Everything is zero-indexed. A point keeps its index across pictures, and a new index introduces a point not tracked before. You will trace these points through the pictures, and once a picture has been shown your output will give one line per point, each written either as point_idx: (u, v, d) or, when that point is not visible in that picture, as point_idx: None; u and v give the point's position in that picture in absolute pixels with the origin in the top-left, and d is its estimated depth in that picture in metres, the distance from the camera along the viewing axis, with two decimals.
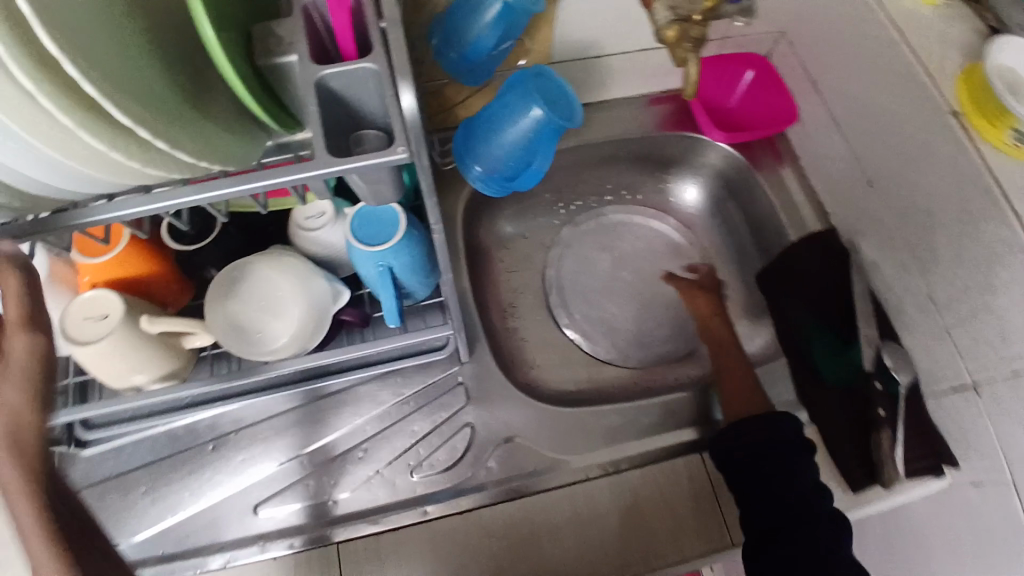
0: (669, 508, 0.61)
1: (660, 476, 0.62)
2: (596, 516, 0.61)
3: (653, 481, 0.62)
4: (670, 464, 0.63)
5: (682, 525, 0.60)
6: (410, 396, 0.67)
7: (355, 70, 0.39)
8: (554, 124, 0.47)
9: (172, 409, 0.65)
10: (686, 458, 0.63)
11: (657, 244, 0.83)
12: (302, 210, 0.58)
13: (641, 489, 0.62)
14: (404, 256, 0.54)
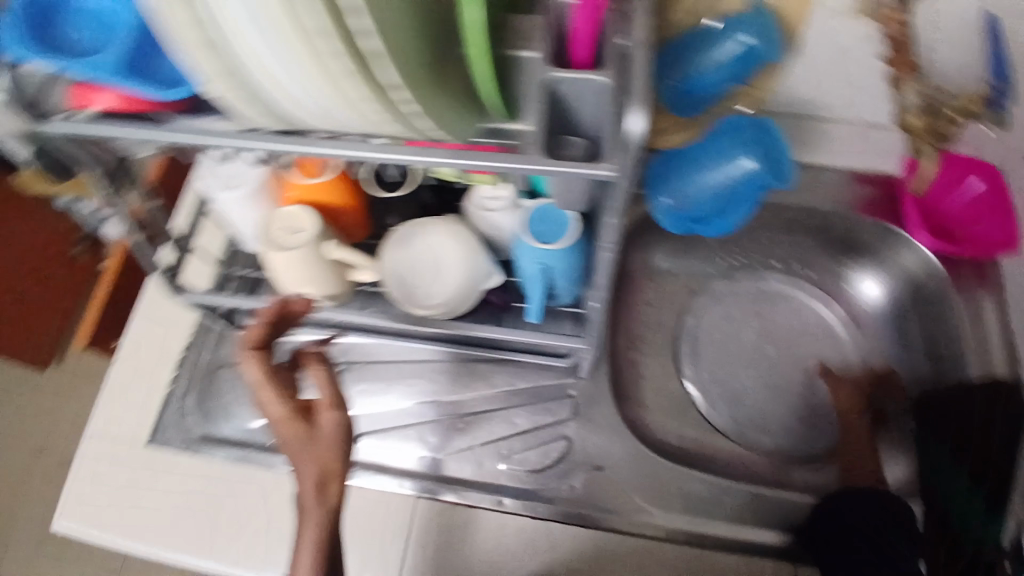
0: None
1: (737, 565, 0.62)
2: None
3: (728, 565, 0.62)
4: (753, 557, 0.62)
5: None
6: (520, 389, 0.68)
7: (586, 79, 0.41)
8: (761, 181, 0.46)
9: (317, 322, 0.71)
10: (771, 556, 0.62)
11: (813, 329, 0.77)
12: (483, 189, 0.61)
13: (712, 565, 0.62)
14: (565, 260, 0.56)
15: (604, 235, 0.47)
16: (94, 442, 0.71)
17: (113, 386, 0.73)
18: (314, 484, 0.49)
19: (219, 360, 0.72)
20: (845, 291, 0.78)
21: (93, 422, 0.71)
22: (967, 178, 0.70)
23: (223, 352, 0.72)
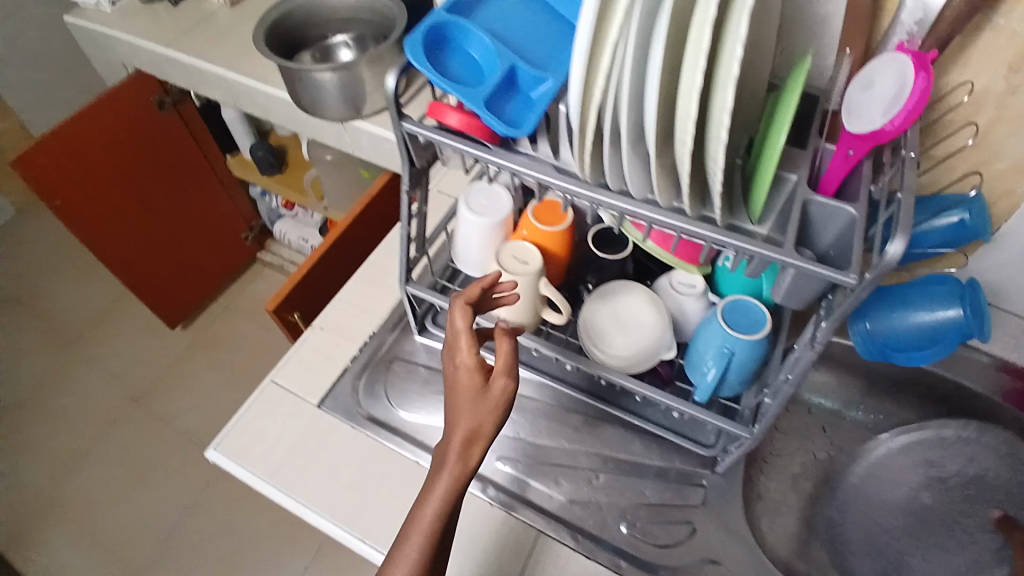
0: None
1: None
2: None
3: None
4: None
5: None
6: (656, 465, 0.73)
7: (836, 207, 0.53)
8: (966, 330, 0.55)
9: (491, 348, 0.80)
10: None
11: None
12: (679, 276, 0.71)
13: None
14: (750, 351, 0.63)
15: (810, 338, 0.54)
16: (274, 387, 0.80)
17: (303, 346, 0.83)
18: (464, 439, 0.55)
19: (398, 353, 0.82)
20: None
21: (279, 369, 0.81)
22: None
23: (404, 347, 0.83)
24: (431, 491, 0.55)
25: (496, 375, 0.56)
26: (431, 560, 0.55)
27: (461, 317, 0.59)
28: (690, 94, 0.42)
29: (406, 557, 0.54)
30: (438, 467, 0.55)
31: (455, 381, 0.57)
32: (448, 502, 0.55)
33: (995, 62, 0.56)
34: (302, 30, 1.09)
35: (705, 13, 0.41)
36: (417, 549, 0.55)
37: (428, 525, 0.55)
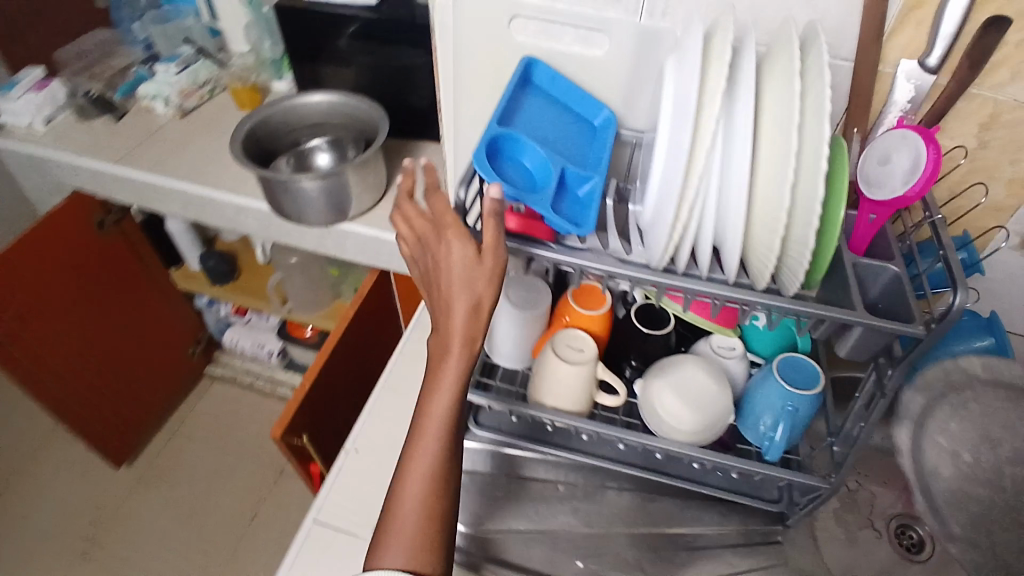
0: None
1: None
2: None
3: None
4: None
5: None
6: (729, 530, 0.76)
7: (881, 267, 0.59)
8: None
9: (544, 440, 0.79)
10: None
11: None
12: (717, 339, 0.74)
13: None
14: (811, 404, 0.66)
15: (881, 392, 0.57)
16: (317, 528, 0.72)
17: (340, 474, 0.77)
18: (466, 311, 0.55)
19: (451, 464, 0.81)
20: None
21: (320, 505, 0.74)
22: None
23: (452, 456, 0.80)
24: (440, 376, 0.57)
25: (487, 251, 0.55)
26: (450, 438, 0.58)
27: (439, 201, 0.57)
28: (785, 189, 0.46)
29: (429, 438, 0.57)
30: (444, 352, 0.57)
31: (446, 261, 0.56)
32: (458, 381, 0.57)
33: (968, 125, 0.64)
34: (276, 137, 1.08)
35: (787, 120, 0.46)
36: (438, 427, 0.57)
37: (443, 404, 0.57)
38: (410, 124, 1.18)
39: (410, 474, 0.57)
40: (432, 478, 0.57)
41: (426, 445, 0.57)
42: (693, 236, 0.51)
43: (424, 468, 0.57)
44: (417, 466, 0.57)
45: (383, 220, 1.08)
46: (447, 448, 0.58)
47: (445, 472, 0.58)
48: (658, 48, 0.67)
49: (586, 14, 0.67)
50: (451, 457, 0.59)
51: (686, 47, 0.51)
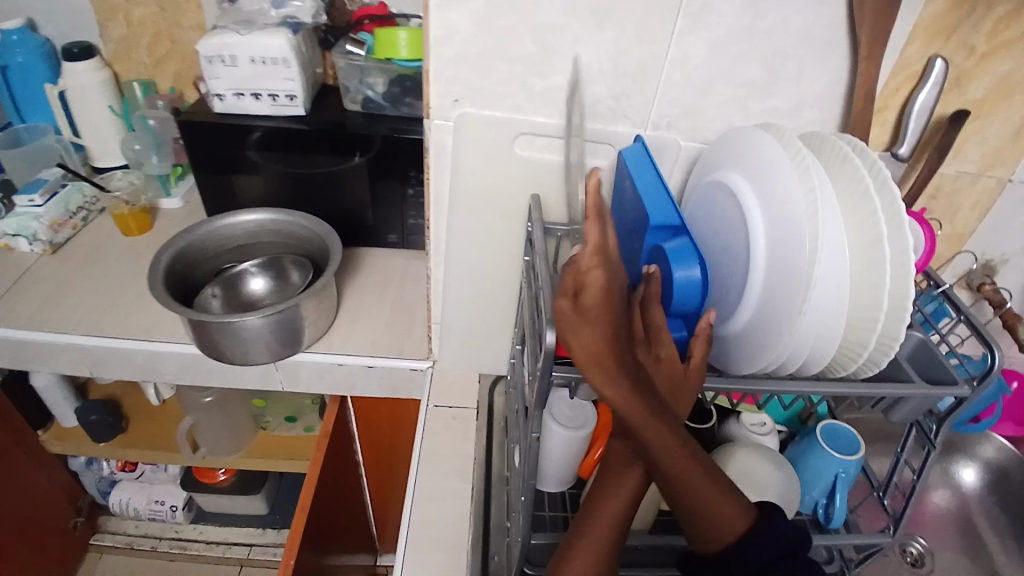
0: None
1: None
2: None
3: None
4: None
5: None
6: None
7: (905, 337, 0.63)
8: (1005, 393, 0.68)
9: None
10: None
11: (944, 517, 0.98)
12: (747, 417, 0.76)
13: None
14: (855, 467, 0.69)
15: (932, 449, 0.61)
16: None
17: None
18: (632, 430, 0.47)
19: None
20: (952, 480, 1.00)
21: None
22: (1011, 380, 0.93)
23: None
24: (611, 487, 0.49)
25: (696, 366, 0.50)
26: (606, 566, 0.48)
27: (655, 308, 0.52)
28: (884, 295, 0.48)
29: (584, 560, 0.48)
30: (617, 464, 0.50)
31: (602, 373, 0.46)
32: (630, 500, 0.49)
33: (920, 199, 0.77)
34: (193, 269, 0.94)
35: (876, 232, 0.49)
36: (595, 550, 0.48)
37: (608, 524, 0.48)
38: (346, 232, 1.09)
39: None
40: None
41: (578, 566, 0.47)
42: (794, 346, 0.52)
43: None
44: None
45: (343, 343, 0.95)
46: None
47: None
48: (663, 157, 0.70)
49: (597, 129, 0.67)
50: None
51: (761, 172, 0.53)
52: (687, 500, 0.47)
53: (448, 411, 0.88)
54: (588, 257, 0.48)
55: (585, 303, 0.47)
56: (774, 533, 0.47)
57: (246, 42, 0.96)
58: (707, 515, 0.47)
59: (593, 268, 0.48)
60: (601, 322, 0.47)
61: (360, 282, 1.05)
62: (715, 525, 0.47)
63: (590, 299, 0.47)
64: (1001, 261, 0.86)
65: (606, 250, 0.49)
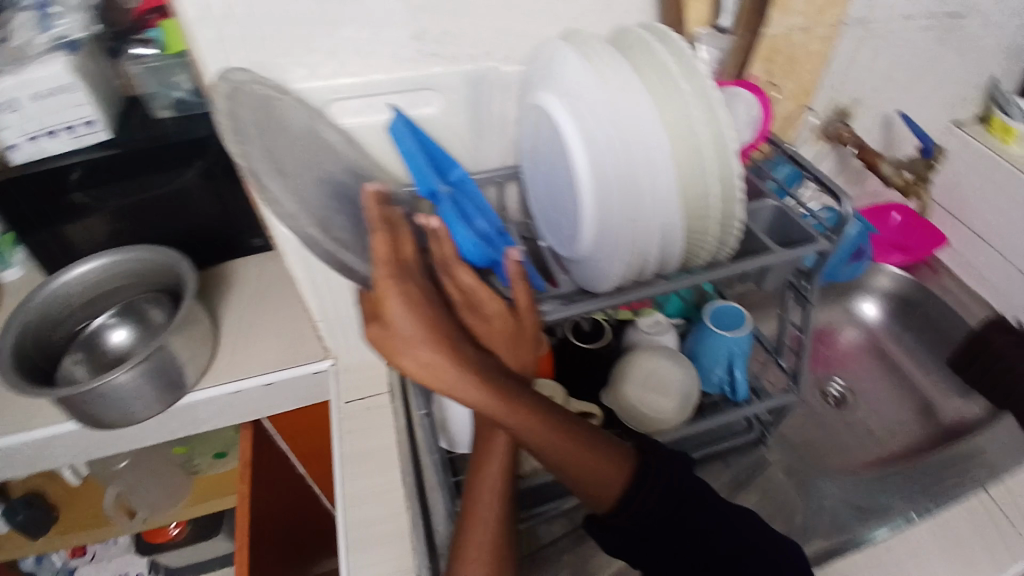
0: (992, 544, 0.69)
1: (968, 515, 0.72)
2: (935, 551, 0.69)
3: (963, 518, 0.71)
4: (975, 506, 0.72)
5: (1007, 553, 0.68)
6: (734, 476, 0.77)
7: (760, 206, 0.63)
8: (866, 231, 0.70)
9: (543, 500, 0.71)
10: (985, 498, 0.73)
11: (858, 353, 1.02)
12: (643, 321, 0.76)
13: (955, 527, 0.71)
14: (746, 342, 0.71)
15: (808, 306, 0.62)
16: None
17: None
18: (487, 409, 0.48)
19: None
20: (856, 317, 1.05)
21: None
22: (890, 212, 1.02)
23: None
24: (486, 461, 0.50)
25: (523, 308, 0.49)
26: (506, 535, 0.48)
27: (461, 269, 0.50)
28: (711, 178, 0.48)
29: (485, 537, 0.47)
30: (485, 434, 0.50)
31: (434, 373, 0.46)
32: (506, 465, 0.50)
33: (758, 64, 0.75)
34: (46, 342, 0.84)
35: (690, 117, 0.48)
36: (491, 524, 0.48)
37: (496, 496, 0.49)
38: (210, 250, 0.98)
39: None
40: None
41: (480, 545, 0.47)
42: (643, 251, 0.51)
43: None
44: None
45: (234, 368, 0.89)
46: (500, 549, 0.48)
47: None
48: (485, 87, 0.63)
49: (406, 76, 0.60)
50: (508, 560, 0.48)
51: (566, 84, 0.50)
52: (561, 456, 0.50)
53: (361, 405, 0.84)
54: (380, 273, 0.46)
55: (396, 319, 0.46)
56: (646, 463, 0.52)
57: (11, 75, 0.76)
58: (586, 469, 0.50)
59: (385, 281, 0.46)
60: (418, 328, 0.46)
61: (236, 296, 0.97)
62: (595, 477, 0.50)
63: (396, 314, 0.46)
64: (851, 103, 0.87)
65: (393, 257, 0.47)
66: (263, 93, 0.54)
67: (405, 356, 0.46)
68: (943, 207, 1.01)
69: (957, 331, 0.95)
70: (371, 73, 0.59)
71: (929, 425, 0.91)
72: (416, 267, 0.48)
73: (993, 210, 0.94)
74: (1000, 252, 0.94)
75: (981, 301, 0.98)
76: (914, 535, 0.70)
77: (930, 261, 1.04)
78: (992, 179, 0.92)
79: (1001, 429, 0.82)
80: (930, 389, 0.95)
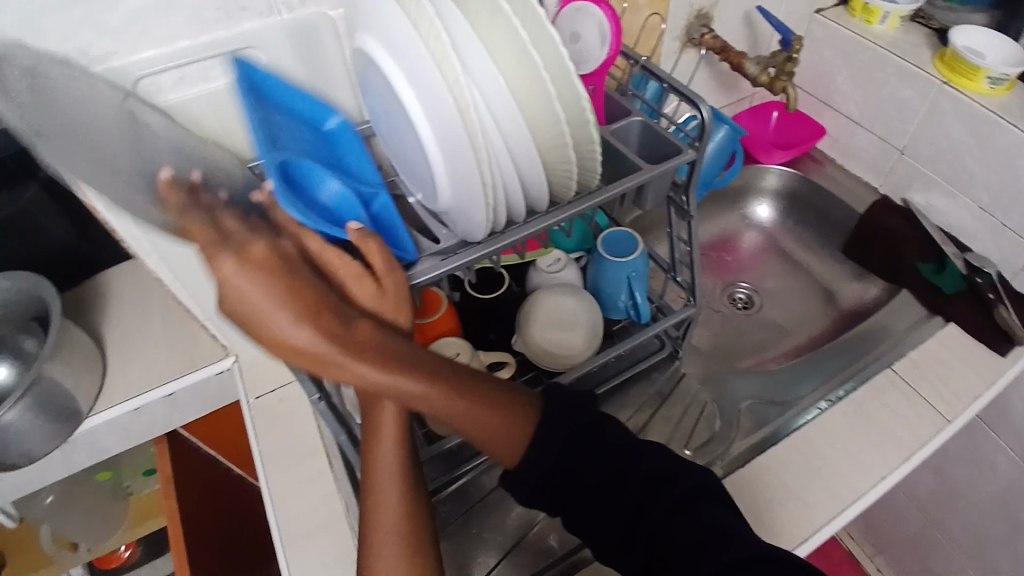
0: (888, 409, 0.74)
1: (871, 391, 0.76)
2: (841, 427, 0.73)
3: (866, 394, 0.76)
4: (873, 380, 0.77)
5: (902, 414, 0.74)
6: (654, 394, 0.78)
7: (627, 124, 0.61)
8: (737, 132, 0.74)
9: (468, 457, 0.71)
10: (883, 371, 0.78)
11: (761, 253, 1.05)
12: (542, 260, 0.75)
13: (859, 402, 0.75)
14: (642, 263, 0.70)
15: (689, 215, 0.62)
16: None
17: None
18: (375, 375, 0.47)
19: None
20: (752, 221, 1.07)
21: None
22: (770, 112, 1.03)
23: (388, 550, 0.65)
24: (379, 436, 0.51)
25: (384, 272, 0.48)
26: (413, 503, 0.50)
27: (309, 237, 0.48)
28: (556, 104, 0.46)
29: (389, 510, 0.50)
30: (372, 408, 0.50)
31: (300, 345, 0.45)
32: (401, 437, 0.51)
33: None
34: None
35: (520, 41, 0.45)
36: (395, 495, 0.50)
37: (394, 469, 0.50)
38: (75, 268, 0.88)
39: (379, 558, 0.49)
40: (405, 557, 0.49)
41: (384, 520, 0.49)
42: (502, 192, 0.49)
43: (392, 546, 0.49)
44: (383, 547, 0.49)
45: (128, 386, 0.83)
46: (408, 517, 0.50)
47: (418, 544, 0.49)
48: (316, 38, 0.59)
49: (224, 39, 0.55)
50: (419, 526, 0.50)
51: (383, 25, 0.46)
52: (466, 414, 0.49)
53: (272, 397, 0.81)
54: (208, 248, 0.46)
55: (238, 290, 0.45)
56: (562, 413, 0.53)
57: None
58: (491, 420, 0.50)
59: (217, 251, 0.45)
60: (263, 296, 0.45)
61: (116, 312, 0.89)
62: (502, 426, 0.51)
63: (236, 283, 0.45)
64: (711, 5, 0.85)
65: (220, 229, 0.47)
66: (51, 85, 0.49)
67: (262, 330, 0.45)
68: (817, 97, 1.03)
69: (847, 218, 0.99)
70: (178, 40, 0.53)
71: (832, 311, 0.96)
72: (249, 233, 0.47)
73: (861, 92, 0.96)
74: (872, 133, 0.97)
75: (865, 184, 1.01)
76: (826, 419, 0.73)
77: (815, 153, 1.06)
78: (858, 62, 0.94)
79: (892, 302, 0.88)
80: (829, 277, 0.99)
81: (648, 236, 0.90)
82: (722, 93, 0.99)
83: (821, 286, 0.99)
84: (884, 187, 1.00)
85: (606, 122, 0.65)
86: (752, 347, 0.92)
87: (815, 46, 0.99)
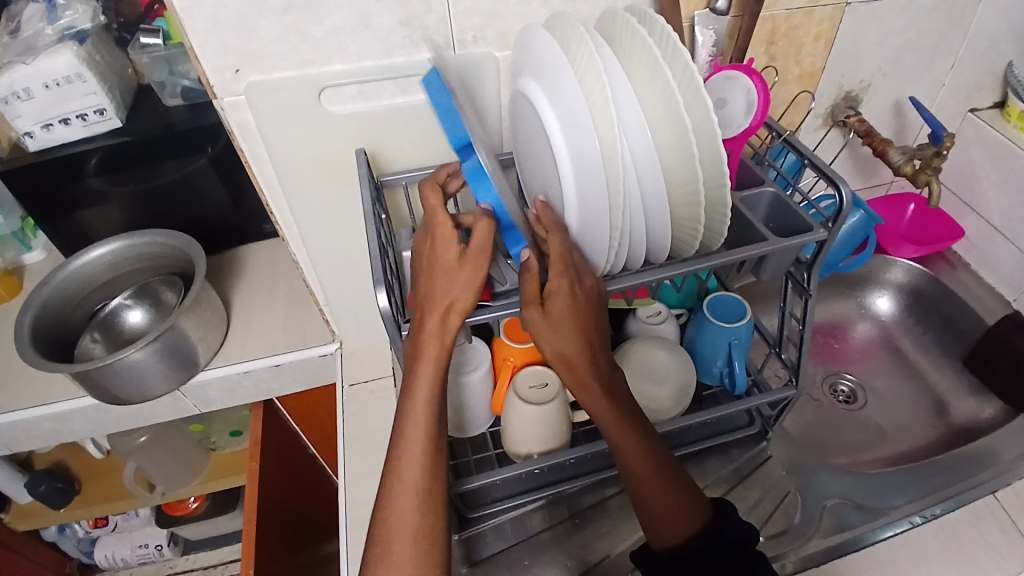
0: (985, 540, 0.68)
1: (971, 517, 0.70)
2: (929, 546, 0.67)
3: (963, 519, 0.70)
4: (975, 507, 0.71)
5: (1000, 548, 0.67)
6: (735, 468, 0.76)
7: (758, 193, 0.62)
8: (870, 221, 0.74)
9: (536, 487, 0.71)
10: (987, 500, 0.71)
11: (871, 346, 1.01)
12: (642, 310, 0.76)
13: (955, 525, 0.69)
14: (745, 333, 0.70)
15: (809, 295, 0.61)
16: None
17: None
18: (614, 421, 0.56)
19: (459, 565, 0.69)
20: (869, 312, 1.02)
21: None
22: (907, 204, 0.98)
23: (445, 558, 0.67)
24: (414, 411, 0.52)
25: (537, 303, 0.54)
26: (431, 499, 0.52)
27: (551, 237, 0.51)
28: (696, 164, 0.47)
29: (408, 495, 0.51)
30: (413, 364, 0.52)
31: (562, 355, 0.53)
32: (430, 426, 0.53)
33: (759, 45, 0.74)
34: (63, 320, 0.87)
35: (673, 103, 0.47)
36: (414, 482, 0.52)
37: (418, 454, 0.52)
38: (218, 238, 0.98)
39: (390, 542, 0.50)
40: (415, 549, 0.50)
41: (402, 504, 0.51)
42: (626, 237, 0.51)
43: (404, 536, 0.50)
44: (396, 531, 0.51)
45: (241, 350, 0.91)
46: (426, 516, 0.51)
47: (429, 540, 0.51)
48: (481, 71, 0.64)
49: (400, 63, 0.61)
50: (436, 525, 0.51)
51: (549, 71, 0.50)
52: (646, 497, 0.56)
53: (365, 387, 0.86)
54: (555, 269, 0.50)
55: (553, 311, 0.51)
56: (723, 527, 0.56)
57: (22, 65, 0.77)
58: (665, 514, 0.55)
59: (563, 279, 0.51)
60: (568, 326, 0.52)
61: (247, 283, 0.99)
62: (668, 519, 0.55)
63: (561, 307, 0.51)
64: (864, 88, 0.84)
65: (574, 263, 0.52)
66: None
67: (553, 335, 0.52)
68: (959, 197, 0.98)
69: (971, 327, 0.94)
70: (363, 58, 0.60)
71: (939, 425, 0.89)
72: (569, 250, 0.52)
73: (1007, 201, 0.91)
74: (1014, 244, 0.92)
75: (996, 296, 0.95)
76: (916, 537, 0.68)
77: (948, 255, 1.01)
78: (1009, 170, 0.89)
79: (1008, 428, 0.81)
80: (940, 387, 0.93)
81: (757, 305, 0.89)
82: (854, 178, 0.98)
83: (934, 394, 0.93)
84: (1018, 303, 0.94)
85: (737, 188, 0.67)
86: (845, 444, 0.88)
87: (962, 144, 0.95)
